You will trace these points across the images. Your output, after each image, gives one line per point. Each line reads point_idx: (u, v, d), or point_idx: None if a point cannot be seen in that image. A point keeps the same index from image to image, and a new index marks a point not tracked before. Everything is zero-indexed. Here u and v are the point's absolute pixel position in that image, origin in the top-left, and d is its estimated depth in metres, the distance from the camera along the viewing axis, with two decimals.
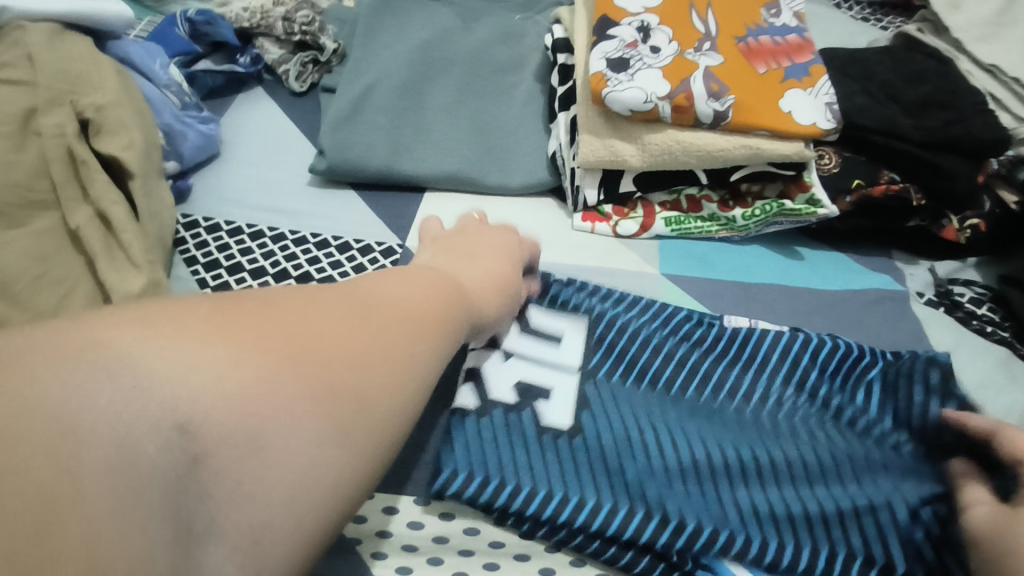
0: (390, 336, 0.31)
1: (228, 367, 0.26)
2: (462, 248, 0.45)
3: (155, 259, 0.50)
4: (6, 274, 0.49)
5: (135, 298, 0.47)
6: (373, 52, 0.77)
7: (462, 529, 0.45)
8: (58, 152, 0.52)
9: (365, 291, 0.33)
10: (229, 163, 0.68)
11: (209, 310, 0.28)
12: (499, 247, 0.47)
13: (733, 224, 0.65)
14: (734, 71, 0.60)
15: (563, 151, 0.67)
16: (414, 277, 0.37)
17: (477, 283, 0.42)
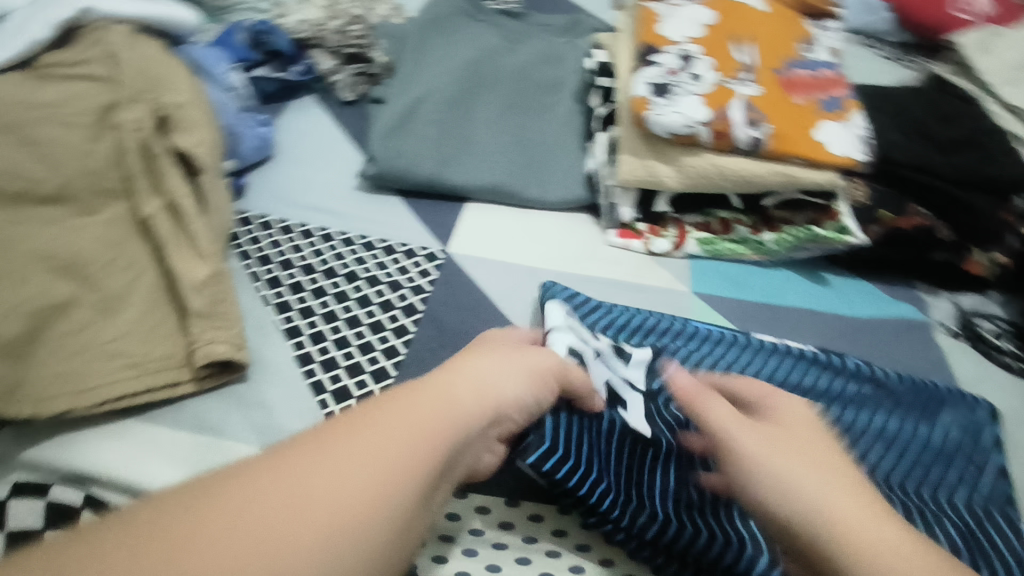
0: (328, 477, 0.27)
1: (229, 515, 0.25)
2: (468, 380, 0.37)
3: (218, 250, 0.53)
4: (80, 257, 0.52)
5: (200, 287, 0.51)
6: (421, 67, 0.81)
7: (497, 523, 0.46)
8: (136, 146, 0.55)
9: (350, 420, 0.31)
10: (281, 166, 0.71)
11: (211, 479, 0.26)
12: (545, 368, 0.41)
13: (763, 247, 0.67)
14: (772, 101, 0.63)
15: (602, 169, 0.70)
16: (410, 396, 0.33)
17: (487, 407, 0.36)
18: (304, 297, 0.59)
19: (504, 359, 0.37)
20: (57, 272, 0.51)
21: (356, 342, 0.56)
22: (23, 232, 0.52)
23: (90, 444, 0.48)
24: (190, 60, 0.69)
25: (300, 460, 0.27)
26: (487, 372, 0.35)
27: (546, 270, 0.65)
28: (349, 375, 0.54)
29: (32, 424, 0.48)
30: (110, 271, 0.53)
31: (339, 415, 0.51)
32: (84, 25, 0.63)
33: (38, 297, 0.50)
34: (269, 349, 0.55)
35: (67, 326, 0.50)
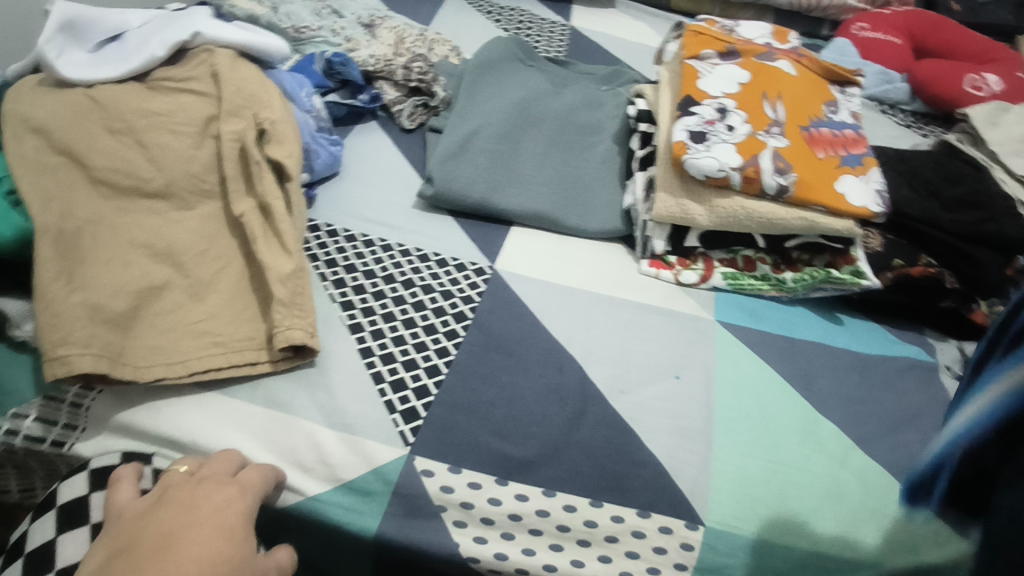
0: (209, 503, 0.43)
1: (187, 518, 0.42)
2: (213, 504, 0.43)
3: (301, 248, 0.60)
4: (179, 245, 0.59)
5: (284, 279, 0.57)
6: (477, 103, 0.89)
7: (534, 510, 0.53)
8: (231, 155, 0.62)
9: (201, 497, 0.44)
10: (348, 182, 0.79)
11: (156, 510, 0.42)
12: (227, 486, 0.46)
13: (783, 285, 0.73)
14: (798, 154, 0.70)
15: (639, 205, 0.76)
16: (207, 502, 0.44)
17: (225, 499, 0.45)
18: (366, 298, 0.65)
19: (236, 491, 0.46)
20: (160, 254, 0.58)
21: (412, 341, 0.62)
22: (130, 219, 0.59)
23: (176, 411, 0.53)
24: (280, 83, 0.78)
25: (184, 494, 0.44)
26: (238, 501, 0.45)
27: (584, 291, 0.71)
28: (405, 369, 0.59)
29: (127, 388, 0.54)
30: (205, 261, 0.59)
31: (395, 403, 0.57)
32: (193, 46, 0.71)
33: (142, 275, 0.56)
34: (334, 340, 0.61)
35: (165, 305, 0.56)
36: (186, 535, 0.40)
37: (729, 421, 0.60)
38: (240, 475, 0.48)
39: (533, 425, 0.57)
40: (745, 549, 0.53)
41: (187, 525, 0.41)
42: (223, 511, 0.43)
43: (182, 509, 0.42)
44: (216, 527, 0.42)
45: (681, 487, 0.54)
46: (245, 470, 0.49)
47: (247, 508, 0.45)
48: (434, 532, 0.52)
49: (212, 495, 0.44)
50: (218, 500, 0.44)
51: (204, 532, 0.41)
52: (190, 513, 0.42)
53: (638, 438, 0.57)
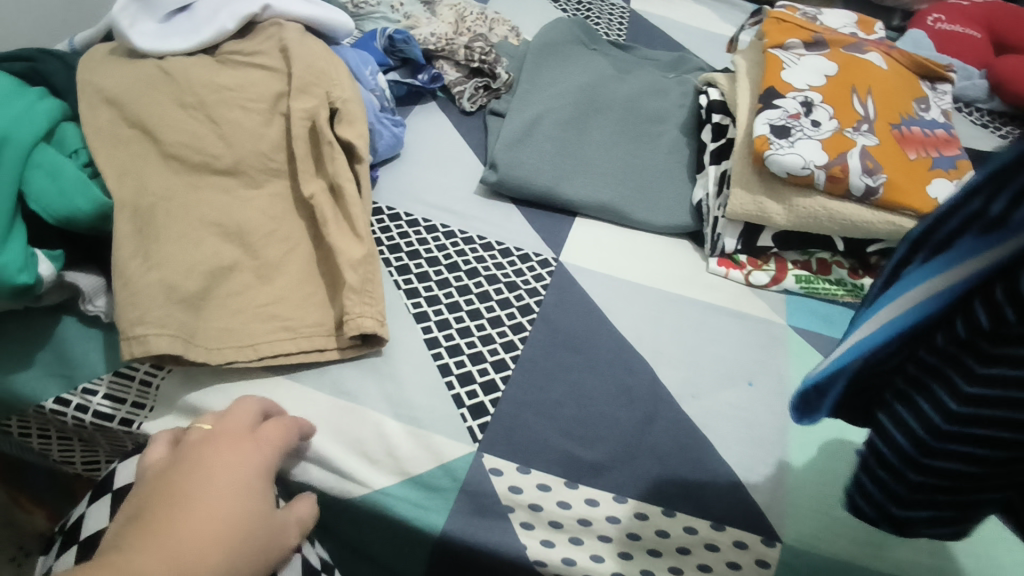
0: (226, 466, 0.42)
1: (204, 478, 0.40)
2: (231, 461, 0.42)
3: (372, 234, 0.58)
4: (249, 225, 0.58)
5: (355, 266, 0.55)
6: (540, 87, 0.86)
7: (605, 516, 0.51)
8: (301, 134, 0.60)
9: (215, 458, 0.42)
10: (409, 165, 0.77)
11: (170, 470, 0.41)
12: (247, 443, 0.45)
13: (859, 291, 0.70)
14: (887, 153, 0.66)
15: (710, 201, 0.73)
16: (226, 462, 0.42)
17: (242, 458, 0.43)
18: (431, 286, 0.64)
19: (251, 450, 0.44)
20: (229, 235, 0.57)
21: (478, 333, 0.60)
22: (200, 197, 0.58)
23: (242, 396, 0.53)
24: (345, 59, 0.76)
25: (199, 453, 0.42)
26: (255, 461, 0.43)
27: (651, 288, 0.69)
28: (472, 363, 0.58)
29: (195, 370, 0.53)
30: (274, 244, 0.58)
31: (463, 397, 0.55)
32: (261, 19, 0.69)
33: (213, 255, 0.55)
34: (400, 330, 0.59)
35: (235, 287, 0.55)
36: (201, 494, 0.39)
37: (805, 433, 0.57)
38: (259, 431, 0.46)
39: (604, 427, 0.55)
40: (823, 568, 0.51)
41: (204, 484, 0.40)
42: (236, 468, 0.42)
43: (193, 468, 0.41)
44: (234, 487, 0.41)
45: (757, 500, 0.53)
46: (266, 423, 0.48)
47: (264, 466, 0.44)
48: (501, 531, 0.51)
49: (225, 451, 0.43)
50: (232, 459, 0.43)
51: (217, 493, 0.39)
52: (206, 473, 0.41)
53: (710, 445, 0.55)
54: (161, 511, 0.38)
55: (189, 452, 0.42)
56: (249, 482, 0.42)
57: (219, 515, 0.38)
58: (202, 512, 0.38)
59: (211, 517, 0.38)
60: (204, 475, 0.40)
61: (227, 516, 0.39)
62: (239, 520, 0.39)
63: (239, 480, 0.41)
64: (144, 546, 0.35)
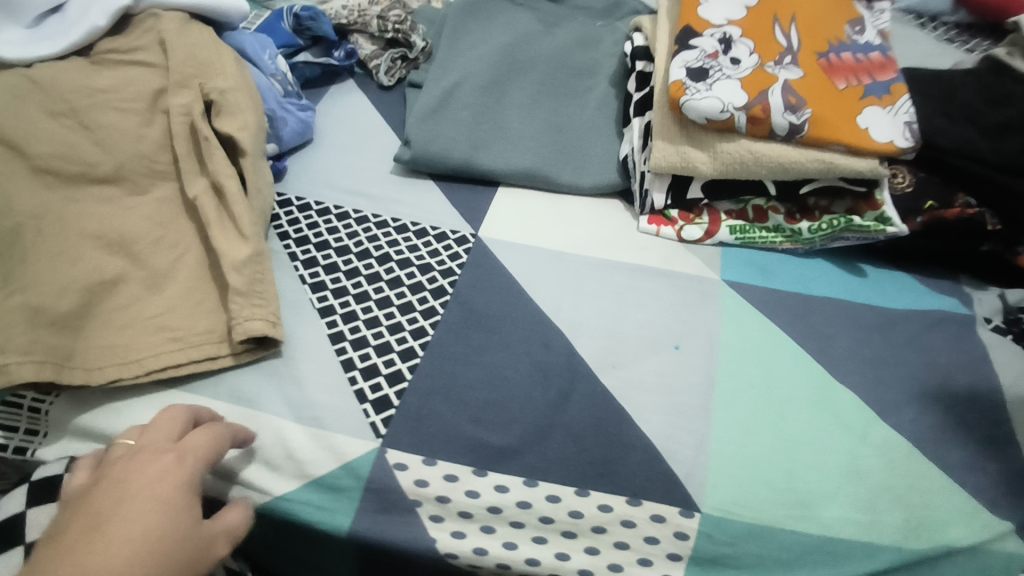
0: (142, 483, 0.40)
1: (115, 503, 0.39)
2: (147, 479, 0.40)
3: (260, 231, 0.56)
4: (134, 233, 0.56)
5: (240, 267, 0.53)
6: (459, 52, 0.82)
7: (515, 502, 0.49)
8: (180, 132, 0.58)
9: (131, 478, 0.40)
10: (321, 150, 0.74)
11: (87, 498, 0.40)
12: (168, 455, 0.43)
13: (798, 237, 0.66)
14: (813, 86, 0.61)
15: (635, 155, 0.69)
16: (143, 479, 0.41)
17: (163, 473, 0.41)
18: (339, 277, 0.61)
19: (175, 462, 0.42)
20: (111, 246, 0.54)
21: (386, 322, 0.58)
22: (79, 209, 0.55)
23: (134, 413, 0.51)
24: (239, 45, 0.72)
25: (116, 476, 0.41)
26: (177, 474, 0.42)
27: (575, 255, 0.65)
28: (378, 354, 0.55)
29: (84, 391, 0.52)
30: (162, 249, 0.56)
31: (366, 392, 0.53)
32: (137, 12, 0.66)
33: (91, 269, 0.53)
34: (303, 327, 0.57)
35: (122, 298, 0.53)
36: (115, 522, 0.38)
37: (733, 396, 0.54)
38: (183, 441, 0.45)
39: (515, 409, 0.53)
40: (747, 536, 0.48)
41: (117, 509, 0.38)
42: (155, 484, 0.40)
43: (109, 493, 0.39)
44: (150, 506, 0.39)
45: (677, 471, 0.50)
46: (192, 434, 0.46)
47: (188, 474, 0.42)
48: (409, 527, 0.50)
49: (143, 469, 0.41)
50: (150, 476, 0.41)
51: (130, 517, 0.38)
52: (120, 498, 0.39)
53: (629, 416, 0.53)
54: (72, 542, 0.37)
55: (107, 476, 0.41)
56: (168, 496, 0.40)
57: (132, 539, 0.37)
58: (111, 541, 0.37)
59: (122, 545, 0.37)
60: (120, 500, 0.39)
61: (141, 539, 0.37)
62: (153, 540, 0.37)
63: (158, 496, 0.40)
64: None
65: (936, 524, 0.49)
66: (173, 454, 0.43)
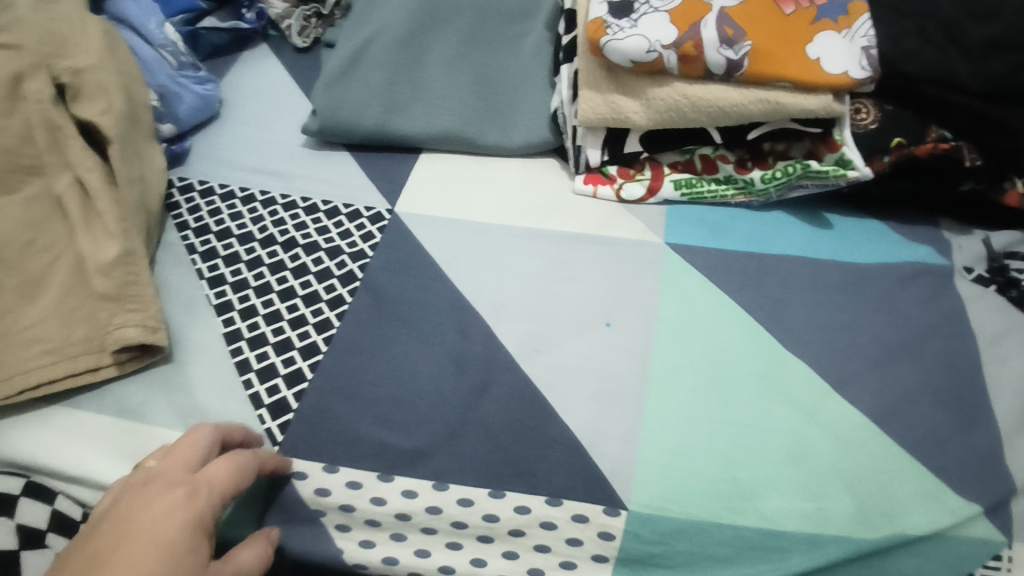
0: (143, 525, 0.35)
1: (106, 550, 0.34)
2: (149, 522, 0.35)
3: (130, 225, 0.51)
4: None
5: (107, 268, 0.49)
6: (377, 3, 0.73)
7: (425, 509, 0.45)
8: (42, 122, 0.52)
9: (132, 518, 0.35)
10: (228, 126, 0.68)
11: (84, 541, 0.35)
12: (177, 488, 0.37)
13: (752, 188, 0.58)
14: (754, 13, 0.52)
15: (564, 109, 0.62)
16: (145, 519, 0.35)
17: (166, 512, 0.36)
18: (239, 269, 0.56)
19: (183, 498, 0.37)
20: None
21: (288, 316, 0.53)
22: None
23: (17, 431, 0.47)
24: (115, 18, 0.65)
25: (121, 513, 0.36)
26: (184, 514, 0.36)
27: (502, 226, 0.59)
28: (277, 352, 0.50)
29: None
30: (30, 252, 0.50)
31: (262, 396, 0.48)
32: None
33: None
34: (198, 327, 0.52)
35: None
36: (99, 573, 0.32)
37: (670, 375, 0.49)
38: (200, 472, 0.39)
39: (424, 405, 0.48)
40: (679, 534, 0.44)
41: (107, 557, 0.33)
42: (160, 527, 0.35)
43: (108, 536, 0.34)
44: (147, 554, 0.33)
45: (601, 465, 0.45)
46: (211, 463, 0.40)
47: (201, 515, 0.36)
48: (315, 537, 0.47)
49: (149, 506, 0.36)
50: (154, 515, 0.35)
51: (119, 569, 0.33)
52: (116, 543, 0.34)
53: (551, 406, 0.48)
54: None
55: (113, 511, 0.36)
56: (169, 543, 0.34)
57: None
58: None
59: None
60: (117, 547, 0.34)
61: None
62: None
63: (158, 543, 0.34)
64: None
65: (893, 508, 0.43)
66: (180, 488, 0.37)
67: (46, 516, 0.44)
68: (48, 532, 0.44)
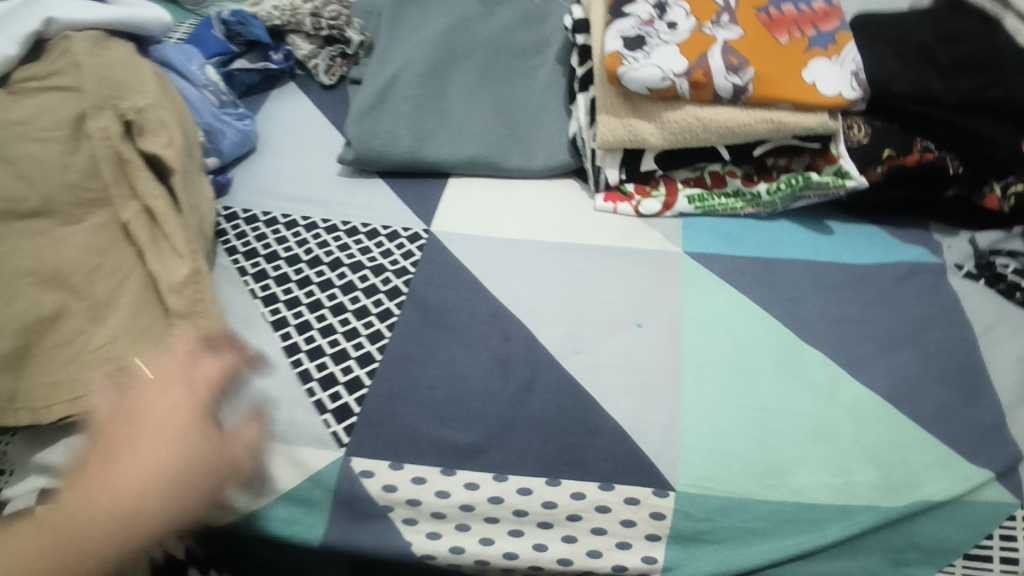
0: (142, 418, 0.42)
1: (116, 449, 0.41)
2: (130, 420, 0.42)
3: (196, 248, 0.56)
4: (66, 266, 0.53)
5: (178, 287, 0.53)
6: (397, 42, 0.79)
7: (487, 499, 0.49)
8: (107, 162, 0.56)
9: (120, 414, 0.42)
10: (265, 159, 0.72)
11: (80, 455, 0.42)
12: (174, 379, 0.44)
13: (758, 199, 0.64)
14: (754, 43, 0.58)
15: (584, 133, 0.67)
16: (144, 416, 0.42)
17: (154, 407, 0.42)
18: (290, 288, 0.60)
19: (162, 394, 0.43)
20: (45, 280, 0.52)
21: (341, 329, 0.56)
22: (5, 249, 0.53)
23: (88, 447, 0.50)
24: (162, 61, 0.70)
25: (114, 418, 0.42)
26: (167, 409, 0.42)
27: (531, 241, 0.64)
28: (335, 362, 0.54)
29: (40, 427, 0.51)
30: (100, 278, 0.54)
31: (326, 402, 0.52)
32: (50, 36, 0.63)
33: (24, 307, 0.50)
34: (257, 343, 0.56)
35: (65, 334, 0.51)
36: (115, 465, 0.40)
37: (701, 370, 0.53)
38: (196, 371, 0.45)
39: (477, 405, 0.52)
40: (724, 511, 0.47)
41: (103, 457, 0.40)
42: (169, 416, 0.42)
43: (108, 433, 0.41)
44: (155, 439, 0.41)
45: (647, 451, 0.49)
46: (211, 359, 0.47)
47: (201, 405, 0.44)
48: (385, 532, 0.50)
49: (156, 402, 0.43)
50: (141, 410, 0.42)
51: (124, 458, 0.40)
52: (112, 442, 0.41)
53: (594, 400, 0.52)
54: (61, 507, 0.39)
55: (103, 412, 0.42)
56: (171, 429, 0.41)
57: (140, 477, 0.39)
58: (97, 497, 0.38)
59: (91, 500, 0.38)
60: (112, 442, 0.41)
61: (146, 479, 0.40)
62: (159, 477, 0.40)
63: (166, 434, 0.41)
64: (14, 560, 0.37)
65: (914, 477, 0.48)
66: (166, 389, 0.44)
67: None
68: None
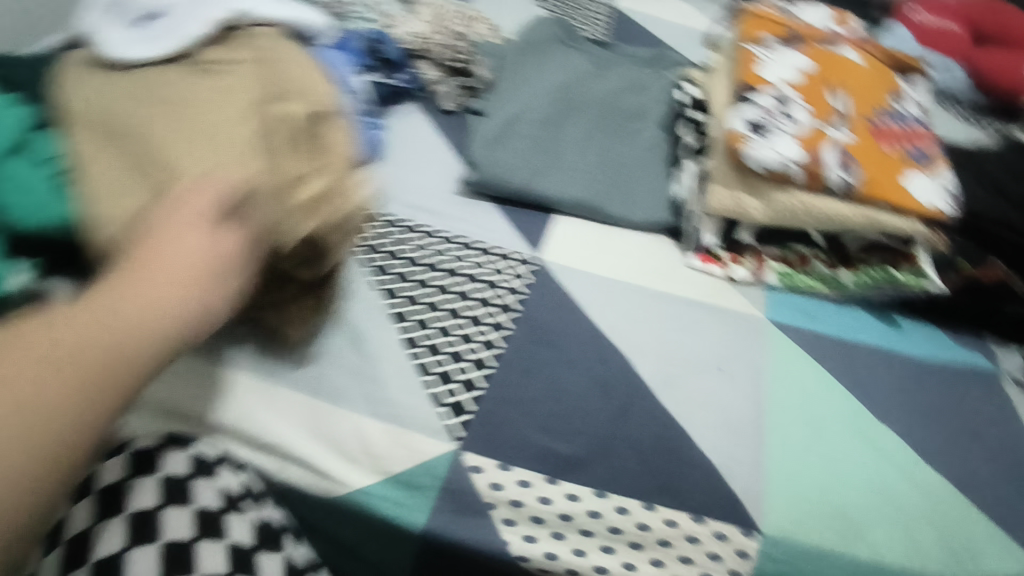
0: (181, 238, 0.41)
1: (201, 241, 0.41)
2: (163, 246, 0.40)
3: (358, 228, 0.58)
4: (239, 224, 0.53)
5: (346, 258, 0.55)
6: (519, 85, 0.86)
7: (586, 512, 0.52)
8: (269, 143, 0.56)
9: (162, 249, 0.40)
10: (388, 166, 0.77)
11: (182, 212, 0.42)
12: (192, 219, 0.42)
13: (838, 284, 0.70)
14: (864, 148, 0.67)
15: (689, 197, 0.74)
16: (177, 239, 0.40)
17: (181, 244, 0.40)
18: (410, 286, 0.64)
19: (196, 235, 0.41)
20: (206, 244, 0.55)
21: (457, 332, 0.60)
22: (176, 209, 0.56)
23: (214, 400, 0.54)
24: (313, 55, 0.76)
25: (171, 219, 0.42)
26: (197, 246, 0.41)
27: (632, 284, 0.69)
28: (452, 361, 0.58)
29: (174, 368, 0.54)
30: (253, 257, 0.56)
31: (443, 396, 0.56)
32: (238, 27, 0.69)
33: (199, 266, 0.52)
34: (379, 330, 0.59)
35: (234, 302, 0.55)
36: (158, 303, 0.37)
37: (787, 428, 0.57)
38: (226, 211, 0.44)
39: (582, 423, 0.55)
40: (804, 559, 0.51)
41: (156, 279, 0.38)
42: (189, 250, 0.40)
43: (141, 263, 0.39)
44: (175, 281, 0.38)
45: (737, 492, 0.53)
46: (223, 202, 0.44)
47: (249, 239, 0.45)
48: (483, 529, 0.52)
49: (180, 239, 0.40)
50: (179, 243, 0.40)
51: (176, 272, 0.39)
52: (161, 265, 0.39)
53: (689, 436, 0.56)
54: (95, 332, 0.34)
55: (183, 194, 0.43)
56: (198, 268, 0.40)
57: (170, 295, 0.38)
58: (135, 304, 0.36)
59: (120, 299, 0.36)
60: (174, 257, 0.39)
61: (155, 298, 0.37)
62: (164, 299, 0.37)
63: (179, 263, 0.39)
64: (61, 355, 0.33)
65: (973, 554, 0.53)
66: (224, 232, 0.43)
67: (237, 485, 0.52)
68: (239, 499, 0.52)
